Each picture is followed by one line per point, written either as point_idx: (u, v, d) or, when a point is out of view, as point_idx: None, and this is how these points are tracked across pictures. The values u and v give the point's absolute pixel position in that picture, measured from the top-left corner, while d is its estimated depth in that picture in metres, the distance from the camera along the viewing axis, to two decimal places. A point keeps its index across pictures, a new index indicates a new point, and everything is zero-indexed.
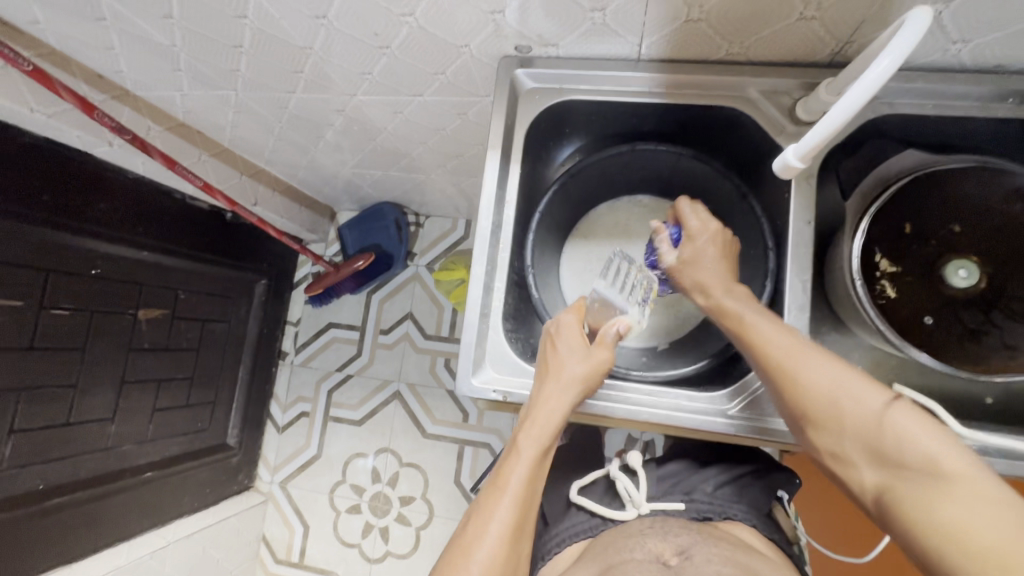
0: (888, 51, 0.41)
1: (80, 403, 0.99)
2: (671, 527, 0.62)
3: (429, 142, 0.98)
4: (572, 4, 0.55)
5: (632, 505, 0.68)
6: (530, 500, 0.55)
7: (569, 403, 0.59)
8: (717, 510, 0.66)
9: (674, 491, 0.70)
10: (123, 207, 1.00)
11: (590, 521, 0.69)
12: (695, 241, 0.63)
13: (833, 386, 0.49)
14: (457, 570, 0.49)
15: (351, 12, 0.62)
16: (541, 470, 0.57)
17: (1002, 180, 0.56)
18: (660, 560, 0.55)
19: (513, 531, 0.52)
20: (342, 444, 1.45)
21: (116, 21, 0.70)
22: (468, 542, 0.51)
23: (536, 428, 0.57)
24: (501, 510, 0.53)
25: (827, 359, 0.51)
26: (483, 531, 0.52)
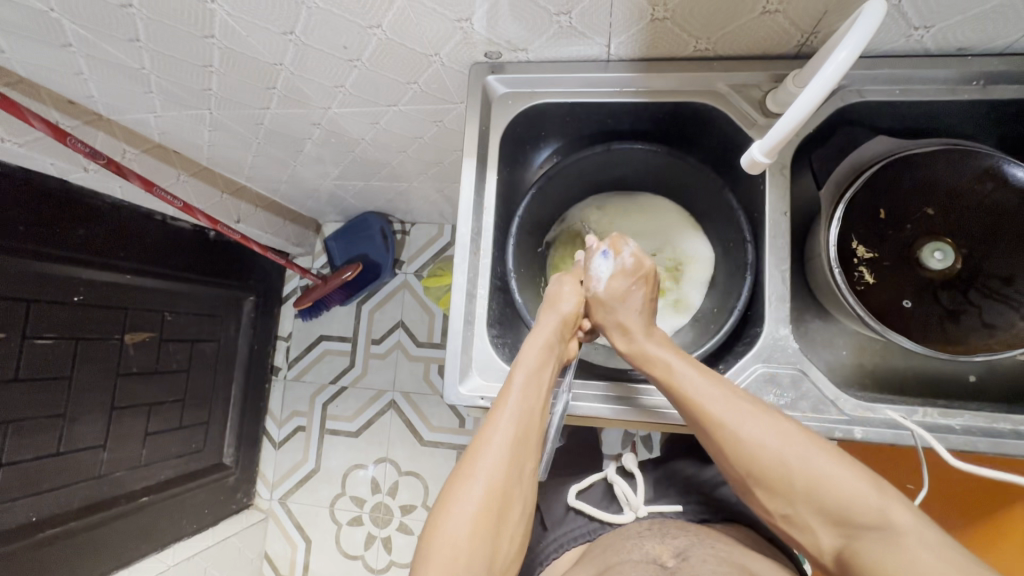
0: (846, 44, 0.42)
1: (69, 431, 0.98)
2: (668, 530, 0.61)
3: (408, 151, 0.98)
4: (537, 8, 0.56)
5: (630, 508, 0.68)
6: (534, 415, 0.55)
7: (560, 323, 0.62)
8: (712, 512, 0.67)
9: (672, 493, 0.71)
10: (104, 233, 0.99)
11: (589, 525, 0.69)
12: (622, 278, 0.63)
13: (772, 444, 0.49)
14: (465, 478, 0.50)
15: (318, 28, 0.62)
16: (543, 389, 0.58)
17: (969, 162, 0.58)
18: (658, 561, 0.54)
19: (516, 443, 0.53)
20: (340, 457, 1.44)
21: (83, 46, 0.69)
22: (474, 453, 0.52)
23: (529, 349, 0.59)
24: (504, 421, 0.53)
25: (763, 418, 0.51)
26: (487, 440, 0.52)
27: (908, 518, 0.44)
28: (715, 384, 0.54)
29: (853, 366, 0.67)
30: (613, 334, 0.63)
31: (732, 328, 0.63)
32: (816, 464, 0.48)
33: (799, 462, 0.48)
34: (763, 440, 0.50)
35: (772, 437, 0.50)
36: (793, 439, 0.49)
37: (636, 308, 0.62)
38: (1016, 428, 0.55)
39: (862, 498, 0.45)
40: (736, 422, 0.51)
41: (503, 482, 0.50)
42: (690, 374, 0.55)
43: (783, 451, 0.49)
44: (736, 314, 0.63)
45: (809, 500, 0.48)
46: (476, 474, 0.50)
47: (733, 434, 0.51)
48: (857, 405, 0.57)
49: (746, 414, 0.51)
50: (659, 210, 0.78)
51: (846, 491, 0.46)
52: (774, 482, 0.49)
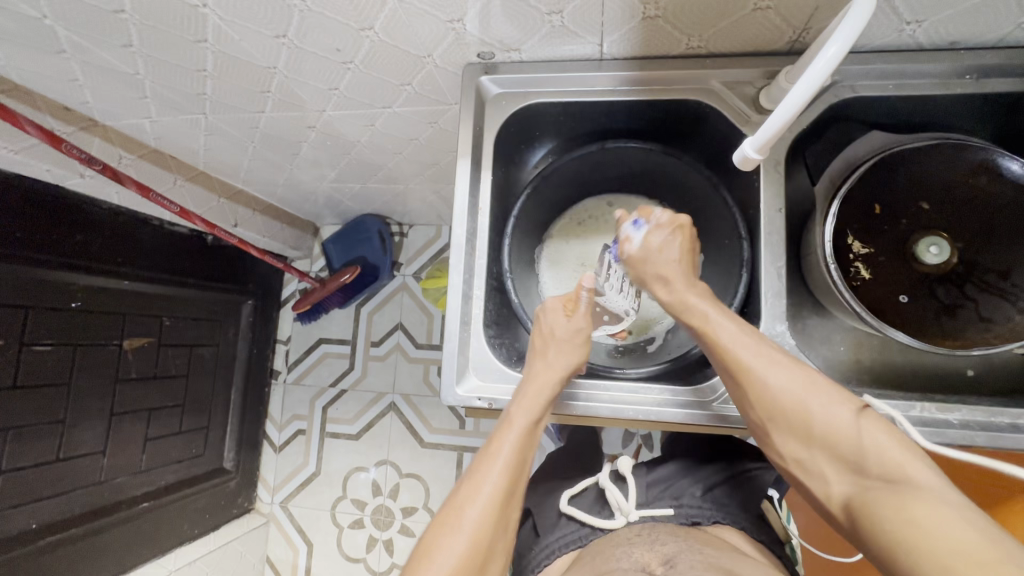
0: (834, 40, 0.42)
1: (68, 438, 0.98)
2: (658, 536, 0.61)
3: (403, 153, 0.98)
4: (529, 8, 0.56)
5: (621, 513, 0.68)
6: (523, 467, 0.56)
7: (561, 376, 0.61)
8: (706, 515, 0.67)
9: (664, 496, 0.71)
10: (100, 239, 0.99)
11: (581, 530, 0.68)
12: (661, 230, 0.61)
13: (796, 390, 0.49)
14: (452, 524, 0.50)
15: (311, 31, 0.62)
16: (533, 440, 0.57)
17: (963, 155, 0.57)
18: (647, 570, 0.54)
19: (505, 496, 0.52)
20: (340, 460, 1.44)
21: (77, 53, 0.69)
22: (461, 503, 0.52)
23: (528, 402, 0.58)
24: (497, 467, 0.54)
25: (793, 367, 0.51)
26: (476, 493, 0.52)
27: (928, 477, 0.43)
28: (747, 332, 0.53)
29: (850, 362, 0.67)
30: (652, 284, 0.60)
31: None
32: (833, 417, 0.48)
33: (819, 408, 0.48)
34: (787, 388, 0.50)
35: (799, 385, 0.49)
36: (826, 393, 0.49)
37: (675, 258, 0.59)
38: (1013, 422, 0.54)
39: (877, 452, 0.45)
40: (761, 368, 0.51)
41: (486, 535, 0.50)
42: (725, 323, 0.54)
43: (802, 398, 0.49)
44: (733, 312, 0.62)
45: (819, 445, 0.48)
46: (463, 523, 0.50)
47: (759, 380, 0.51)
48: (855, 401, 0.57)
49: (777, 362, 0.51)
50: (646, 210, 0.79)
51: (860, 442, 0.46)
52: (794, 425, 0.49)
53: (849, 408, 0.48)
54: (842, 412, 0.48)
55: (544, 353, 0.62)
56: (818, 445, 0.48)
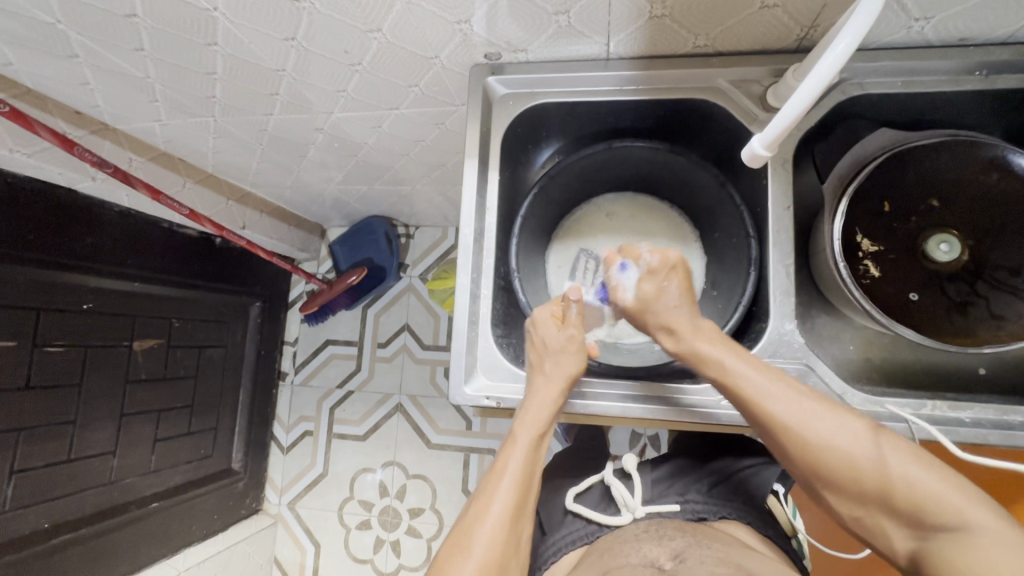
0: (844, 35, 0.42)
1: (79, 439, 0.98)
2: (666, 532, 0.61)
3: (410, 154, 0.98)
4: (536, 9, 0.56)
5: (627, 509, 0.67)
6: (530, 480, 0.56)
7: (561, 390, 0.60)
8: (712, 511, 0.66)
9: (669, 493, 0.70)
10: (111, 241, 1.00)
11: (587, 527, 0.68)
12: (653, 278, 0.63)
13: (837, 438, 0.49)
14: (461, 549, 0.50)
15: (319, 33, 0.62)
16: (538, 455, 0.58)
17: (973, 153, 0.57)
18: (655, 564, 0.54)
19: (514, 513, 0.53)
20: (347, 461, 1.44)
21: (89, 57, 0.70)
22: (470, 524, 0.52)
23: (530, 418, 0.58)
24: (504, 487, 0.54)
25: (829, 411, 0.50)
26: (484, 514, 0.53)
27: (979, 515, 0.43)
28: (766, 375, 0.53)
29: (860, 361, 0.67)
30: (659, 334, 0.63)
31: (737, 323, 0.63)
32: (858, 451, 0.48)
33: (867, 460, 0.47)
34: (829, 439, 0.49)
35: (836, 432, 0.49)
36: (853, 426, 0.49)
37: (676, 304, 0.62)
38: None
39: (905, 480, 0.46)
40: (786, 411, 0.51)
41: (498, 556, 0.51)
42: (745, 368, 0.54)
43: (835, 442, 0.49)
44: (740, 311, 0.62)
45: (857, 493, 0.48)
46: (473, 550, 0.50)
47: (803, 437, 0.50)
48: (864, 399, 0.57)
49: (816, 409, 0.50)
50: (656, 210, 0.79)
51: (891, 479, 0.46)
52: (842, 481, 0.48)
53: (875, 434, 0.48)
54: (886, 454, 0.47)
55: (542, 366, 0.61)
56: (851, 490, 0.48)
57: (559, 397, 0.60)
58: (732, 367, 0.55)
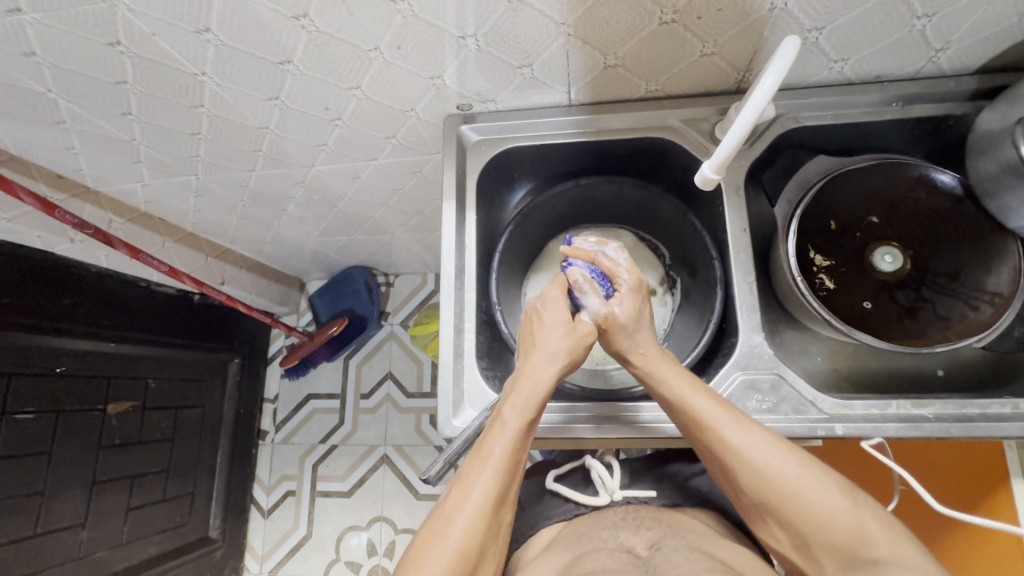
0: (770, 71, 0.48)
1: (48, 511, 0.94)
2: (641, 519, 0.62)
3: (389, 203, 1.02)
4: (502, 63, 0.62)
5: (605, 490, 0.68)
6: (518, 464, 0.53)
7: (559, 371, 0.57)
8: (686, 498, 0.68)
9: (647, 479, 0.71)
10: (87, 302, 1.00)
11: (565, 505, 0.70)
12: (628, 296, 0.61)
13: (758, 455, 0.51)
14: (437, 536, 0.48)
15: (303, 92, 0.67)
16: (528, 437, 0.54)
17: (902, 171, 0.65)
18: (631, 551, 0.56)
19: (497, 497, 0.50)
20: (332, 520, 1.39)
21: (76, 122, 0.73)
22: (450, 513, 0.49)
23: (522, 401, 0.54)
24: (487, 474, 0.50)
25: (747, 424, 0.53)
26: (464, 502, 0.49)
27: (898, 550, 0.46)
28: (728, 412, 0.54)
29: (828, 371, 0.70)
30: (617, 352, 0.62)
31: (710, 340, 0.66)
32: (816, 497, 0.48)
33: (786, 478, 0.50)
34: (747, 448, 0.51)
35: (749, 441, 0.51)
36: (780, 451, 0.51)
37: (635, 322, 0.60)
38: (982, 412, 0.57)
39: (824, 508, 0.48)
40: (741, 445, 0.51)
41: (474, 545, 0.48)
42: (701, 398, 0.55)
43: (786, 484, 0.49)
44: (712, 328, 0.66)
45: (791, 528, 0.50)
46: (448, 537, 0.48)
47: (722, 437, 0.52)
48: (835, 403, 0.60)
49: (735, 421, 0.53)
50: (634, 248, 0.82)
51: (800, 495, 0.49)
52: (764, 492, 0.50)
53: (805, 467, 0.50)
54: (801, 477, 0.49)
55: (544, 344, 0.58)
56: (789, 526, 0.50)
57: (556, 376, 0.57)
58: (692, 402, 0.54)
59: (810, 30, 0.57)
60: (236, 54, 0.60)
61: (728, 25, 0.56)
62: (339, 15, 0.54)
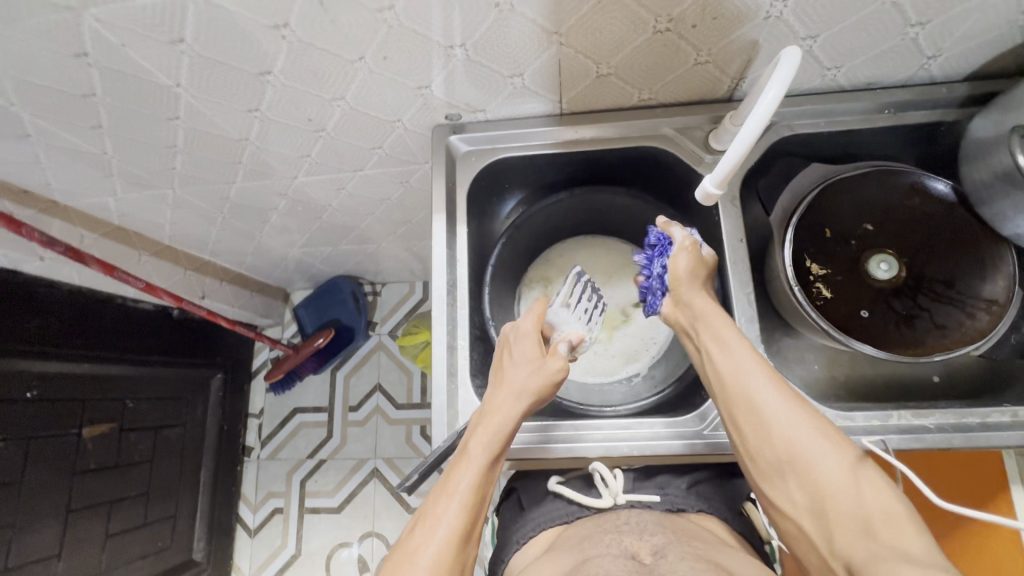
0: (772, 84, 0.47)
1: (18, 543, 0.89)
2: (646, 525, 0.59)
3: (375, 213, 1.00)
4: (492, 72, 0.60)
5: (610, 494, 0.65)
6: (483, 497, 0.52)
7: (523, 408, 0.57)
8: (691, 503, 0.66)
9: (650, 485, 0.69)
10: (58, 322, 0.95)
11: (568, 507, 0.67)
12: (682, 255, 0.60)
13: (796, 431, 0.48)
14: (403, 572, 0.45)
15: (284, 103, 0.64)
16: (493, 474, 0.53)
17: (896, 180, 0.64)
18: (635, 558, 0.52)
19: (465, 532, 0.48)
20: (322, 537, 1.35)
21: (42, 136, 0.69)
22: (415, 547, 0.47)
23: (489, 432, 0.54)
24: (454, 507, 0.49)
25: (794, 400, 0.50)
26: (430, 536, 0.47)
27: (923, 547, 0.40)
28: (778, 385, 0.51)
29: (825, 380, 0.70)
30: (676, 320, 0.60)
31: None
32: (832, 462, 0.46)
33: (821, 461, 0.46)
34: (786, 422, 0.48)
35: (789, 416, 0.49)
36: (827, 436, 0.47)
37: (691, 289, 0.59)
38: (982, 421, 0.57)
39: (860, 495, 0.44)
40: (768, 396, 0.50)
41: None
42: (742, 352, 0.53)
43: (800, 442, 0.47)
44: None
45: (809, 491, 0.46)
46: (413, 574, 0.45)
47: (761, 406, 0.50)
48: (836, 415, 0.59)
49: (781, 394, 0.50)
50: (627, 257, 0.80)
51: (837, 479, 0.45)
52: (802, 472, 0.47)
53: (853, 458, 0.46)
54: (845, 465, 0.45)
55: (507, 379, 0.59)
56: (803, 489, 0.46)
57: (522, 413, 0.57)
58: (723, 351, 0.53)
59: (805, 39, 0.56)
60: (214, 66, 0.57)
61: (722, 34, 0.55)
62: (321, 24, 0.52)
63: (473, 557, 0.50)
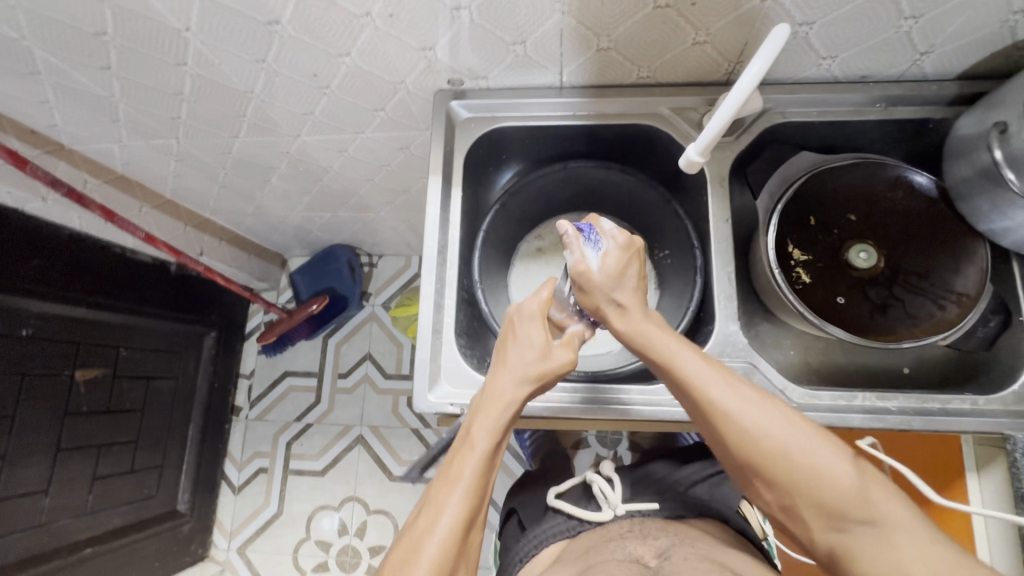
0: (757, 59, 0.48)
1: (8, 476, 0.91)
2: (648, 531, 0.63)
3: (375, 180, 1.01)
4: (495, 38, 0.61)
5: (608, 506, 0.69)
6: (487, 482, 0.53)
7: (526, 393, 0.58)
8: (690, 508, 0.68)
9: (648, 491, 0.72)
10: (58, 265, 0.97)
11: (568, 522, 0.70)
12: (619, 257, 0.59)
13: (770, 435, 0.49)
14: (408, 564, 0.47)
15: (289, 55, 0.65)
16: (495, 460, 0.55)
17: (881, 172, 0.66)
18: (639, 561, 0.56)
19: (469, 517, 0.50)
20: (304, 499, 1.38)
21: (51, 74, 0.71)
22: (418, 538, 0.49)
23: (490, 420, 0.55)
24: (456, 498, 0.50)
25: (752, 398, 0.52)
26: (433, 524, 0.49)
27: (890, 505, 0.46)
28: (725, 378, 0.53)
29: (800, 365, 0.72)
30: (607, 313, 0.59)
31: (687, 327, 0.67)
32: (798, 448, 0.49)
33: (803, 458, 0.48)
34: (758, 426, 0.50)
35: (753, 415, 0.50)
36: (793, 425, 0.50)
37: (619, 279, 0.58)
38: (943, 407, 0.59)
39: (843, 487, 0.47)
40: (727, 401, 0.51)
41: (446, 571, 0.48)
42: (700, 368, 0.53)
43: (775, 445, 0.49)
44: (690, 314, 0.66)
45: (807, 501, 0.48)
46: (416, 566, 0.47)
47: (725, 412, 0.51)
48: (803, 393, 0.61)
49: (735, 394, 0.52)
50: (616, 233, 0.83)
51: (823, 476, 0.48)
52: (781, 476, 0.49)
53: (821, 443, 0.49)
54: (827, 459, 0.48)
55: (510, 363, 0.59)
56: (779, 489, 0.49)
57: (524, 398, 0.58)
58: (679, 359, 0.54)
59: (801, 24, 0.57)
60: (223, 11, 0.59)
61: (721, 14, 0.56)
62: None
63: (475, 546, 0.52)
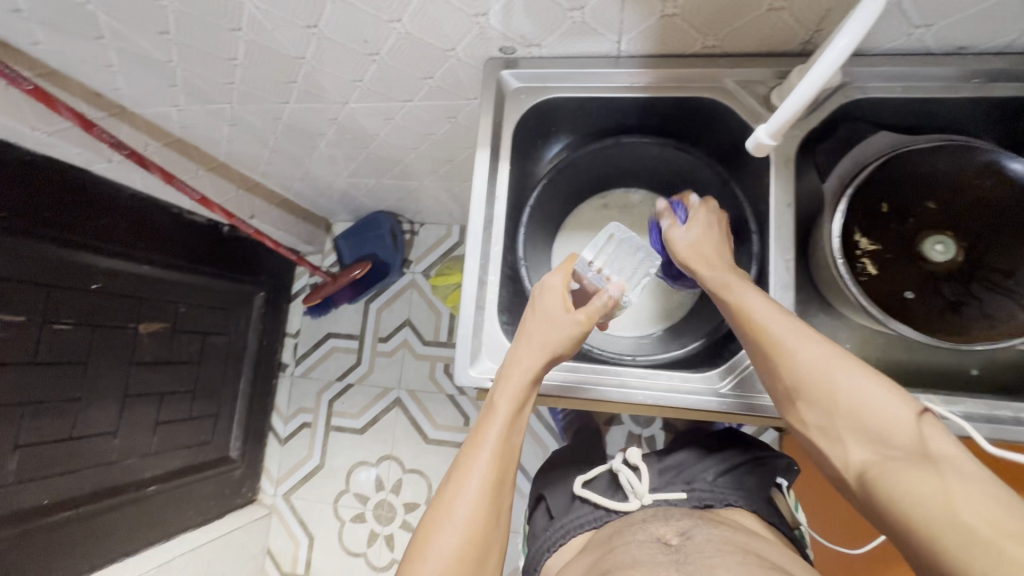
0: (845, 32, 0.44)
1: (84, 416, 0.99)
2: (671, 513, 0.62)
3: (420, 149, 1.00)
4: (552, 4, 0.58)
5: (635, 496, 0.69)
6: (513, 446, 0.54)
7: (545, 360, 0.58)
8: (718, 498, 0.66)
9: (676, 482, 0.70)
10: (122, 223, 1.02)
11: (594, 512, 0.70)
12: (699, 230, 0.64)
13: (831, 371, 0.49)
14: (443, 523, 0.49)
15: (340, 21, 0.64)
16: (519, 424, 0.55)
17: (970, 157, 0.59)
18: (662, 540, 0.56)
19: (497, 479, 0.51)
20: (344, 455, 1.45)
21: (115, 39, 0.72)
22: (450, 498, 0.50)
23: (511, 385, 0.56)
24: (481, 464, 0.51)
25: (816, 339, 0.52)
26: (461, 489, 0.50)
27: (948, 448, 0.44)
28: (790, 321, 0.53)
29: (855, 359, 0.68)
30: (694, 267, 0.62)
31: None
32: (850, 381, 0.49)
33: (851, 393, 0.48)
34: (820, 361, 0.50)
35: (811, 351, 0.51)
36: (853, 369, 0.49)
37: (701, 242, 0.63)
38: (1015, 415, 0.55)
39: (897, 425, 0.46)
40: (790, 340, 0.52)
41: (481, 529, 0.49)
42: (762, 301, 0.55)
43: (827, 374, 0.50)
44: None
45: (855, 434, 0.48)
46: (449, 526, 0.49)
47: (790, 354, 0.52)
48: None
49: (797, 327, 0.53)
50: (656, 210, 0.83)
51: (880, 422, 0.47)
52: (827, 404, 0.49)
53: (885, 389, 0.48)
54: (889, 404, 0.47)
55: (527, 331, 0.60)
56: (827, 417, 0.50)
57: (544, 364, 0.58)
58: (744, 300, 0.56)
59: None
60: None
61: None
62: None
63: (510, 502, 0.53)
